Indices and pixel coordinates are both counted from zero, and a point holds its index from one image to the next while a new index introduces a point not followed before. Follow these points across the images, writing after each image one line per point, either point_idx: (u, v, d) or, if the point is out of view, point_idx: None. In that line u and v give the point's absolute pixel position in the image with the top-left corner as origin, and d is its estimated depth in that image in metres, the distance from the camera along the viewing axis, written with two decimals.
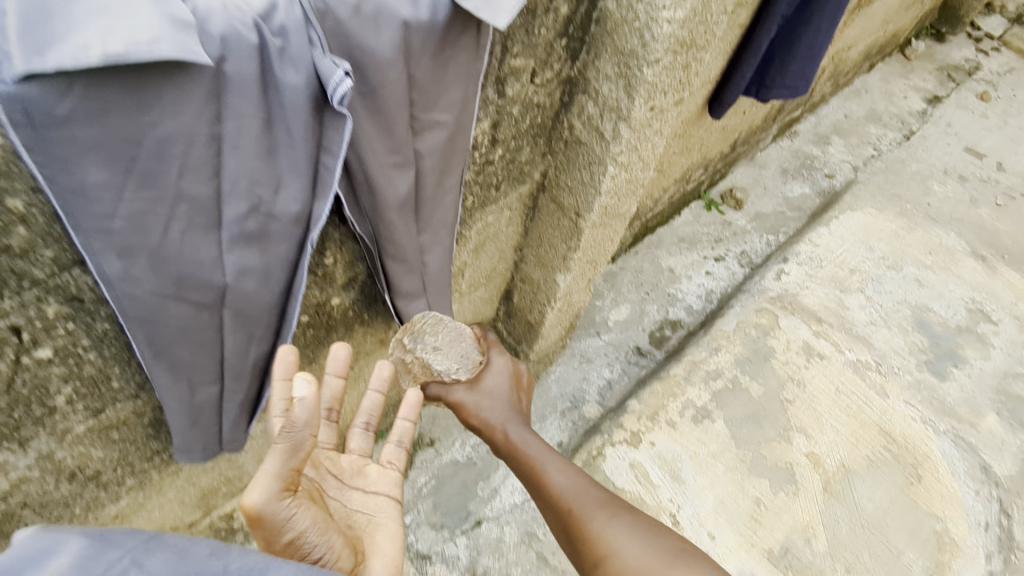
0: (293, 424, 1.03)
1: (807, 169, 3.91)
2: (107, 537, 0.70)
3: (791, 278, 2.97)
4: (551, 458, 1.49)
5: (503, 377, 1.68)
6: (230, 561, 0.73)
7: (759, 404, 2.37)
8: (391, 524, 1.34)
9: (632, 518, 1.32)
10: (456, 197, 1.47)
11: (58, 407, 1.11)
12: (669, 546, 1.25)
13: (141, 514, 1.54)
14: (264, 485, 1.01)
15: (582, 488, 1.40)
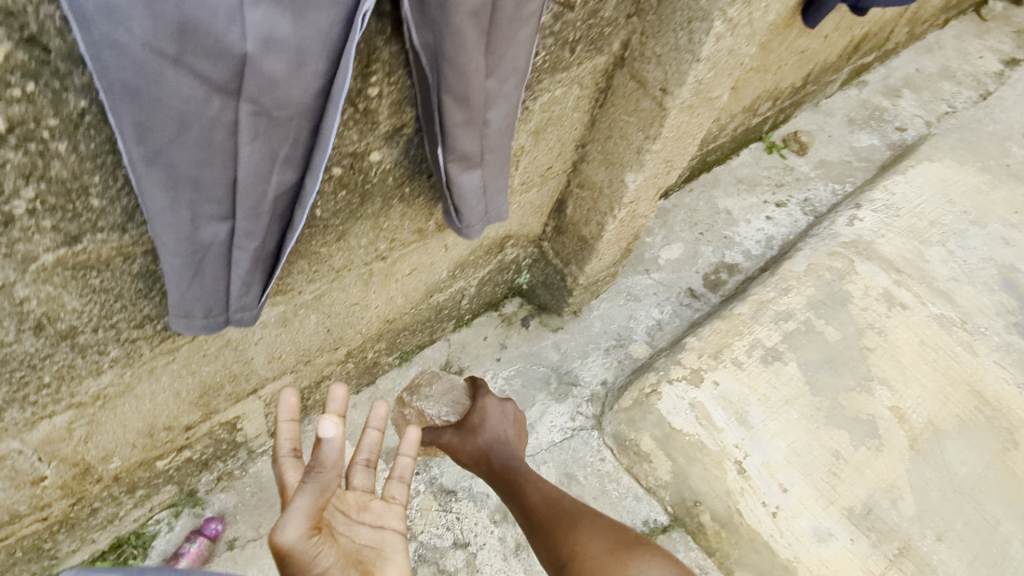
0: (323, 464, 1.06)
1: (876, 120, 3.56)
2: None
3: (866, 225, 2.65)
4: (531, 478, 1.69)
5: (499, 411, 1.89)
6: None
7: (836, 350, 2.09)
8: (399, 556, 1.19)
9: (597, 520, 1.46)
10: (535, 32, 1.16)
11: (18, 220, 0.84)
12: (621, 532, 1.42)
13: (128, 401, 1.30)
14: (293, 524, 0.98)
15: (556, 503, 1.57)
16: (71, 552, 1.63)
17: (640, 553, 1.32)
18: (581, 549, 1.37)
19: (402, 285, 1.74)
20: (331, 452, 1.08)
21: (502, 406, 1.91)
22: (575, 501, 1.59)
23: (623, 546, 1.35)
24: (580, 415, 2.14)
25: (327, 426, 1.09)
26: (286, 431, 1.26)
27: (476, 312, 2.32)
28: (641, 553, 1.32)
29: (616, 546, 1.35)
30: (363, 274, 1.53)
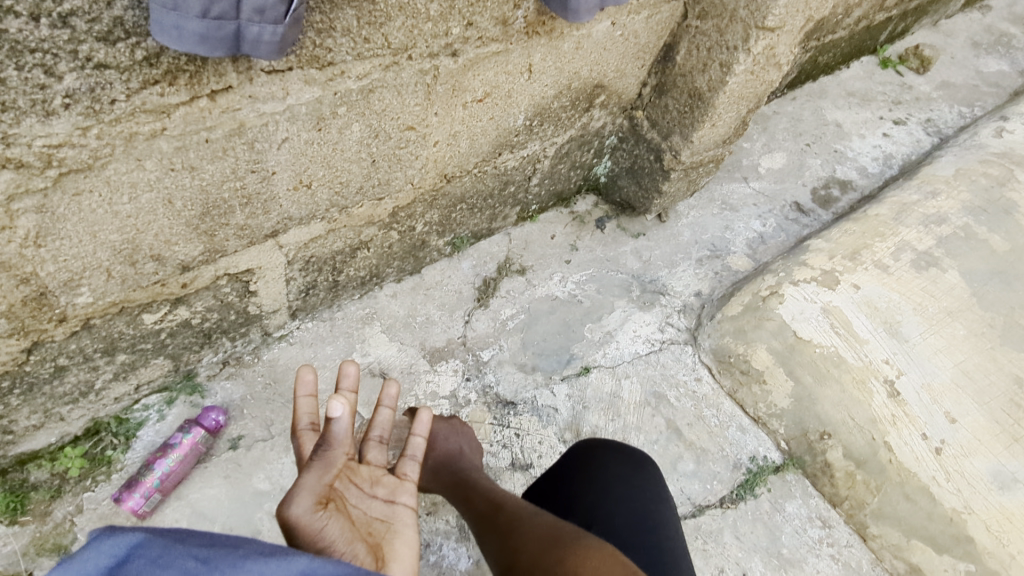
0: (334, 436, 0.81)
1: (1004, 47, 3.06)
2: (167, 533, 0.56)
3: (1018, 137, 2.17)
4: (490, 483, 1.24)
5: (453, 430, 1.37)
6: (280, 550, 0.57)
7: (1006, 261, 1.61)
8: (411, 533, 0.81)
9: (541, 531, 1.01)
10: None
11: None
12: (574, 540, 0.96)
13: (98, 189, 0.92)
14: (297, 495, 0.73)
15: (497, 511, 1.12)
16: (32, 429, 1.27)
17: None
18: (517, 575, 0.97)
19: (469, 118, 1.33)
20: (341, 429, 0.82)
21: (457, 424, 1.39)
22: (523, 501, 1.14)
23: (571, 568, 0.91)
24: (671, 326, 1.71)
25: (338, 397, 0.80)
26: (307, 407, 0.89)
27: (543, 204, 1.92)
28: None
29: (555, 564, 0.93)
30: (425, 74, 1.14)
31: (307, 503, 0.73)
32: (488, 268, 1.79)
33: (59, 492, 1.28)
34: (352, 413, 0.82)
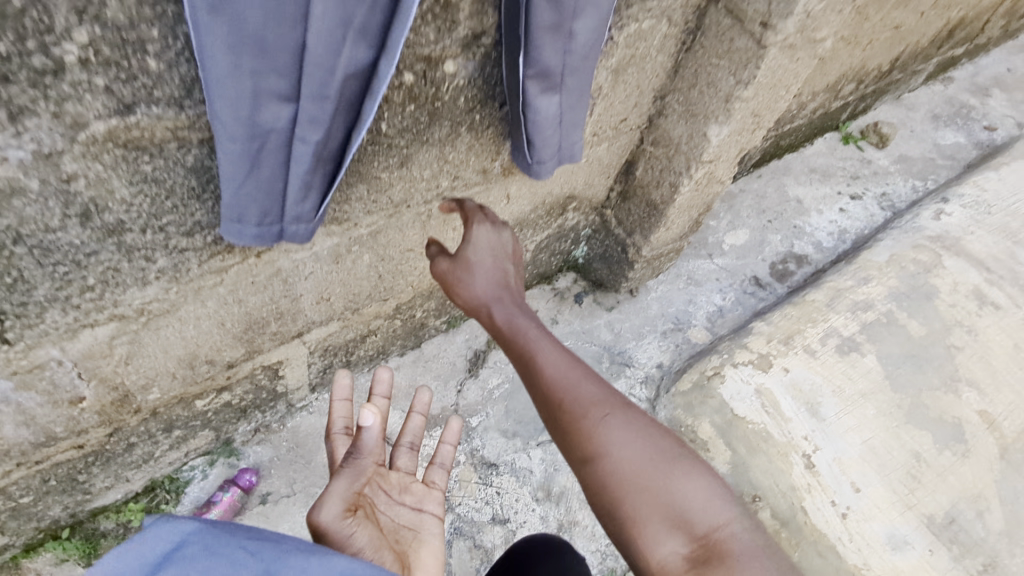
0: (363, 447, 1.01)
1: (963, 118, 3.32)
2: (219, 522, 0.67)
3: (953, 220, 2.45)
4: (547, 339, 1.12)
5: (494, 238, 1.30)
6: (317, 557, 0.65)
7: (920, 345, 1.91)
8: (435, 541, 1.02)
9: (639, 433, 0.99)
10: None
11: (69, 71, 0.75)
12: (678, 481, 0.94)
13: (172, 324, 1.22)
14: (327, 502, 0.92)
15: (578, 393, 1.03)
16: (104, 489, 1.55)
17: (708, 538, 0.89)
18: (611, 472, 0.95)
19: (459, 236, 1.64)
20: (370, 440, 1.02)
21: (495, 225, 1.33)
22: (603, 386, 1.05)
23: (682, 515, 0.91)
24: (633, 396, 2.00)
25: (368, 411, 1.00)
26: (341, 409, 1.14)
27: (528, 283, 2.21)
28: (712, 527, 0.90)
29: (660, 472, 0.94)
30: (421, 215, 1.44)
31: (336, 509, 0.92)
32: (478, 341, 2.09)
33: (125, 539, 1.59)
34: (379, 422, 1.01)
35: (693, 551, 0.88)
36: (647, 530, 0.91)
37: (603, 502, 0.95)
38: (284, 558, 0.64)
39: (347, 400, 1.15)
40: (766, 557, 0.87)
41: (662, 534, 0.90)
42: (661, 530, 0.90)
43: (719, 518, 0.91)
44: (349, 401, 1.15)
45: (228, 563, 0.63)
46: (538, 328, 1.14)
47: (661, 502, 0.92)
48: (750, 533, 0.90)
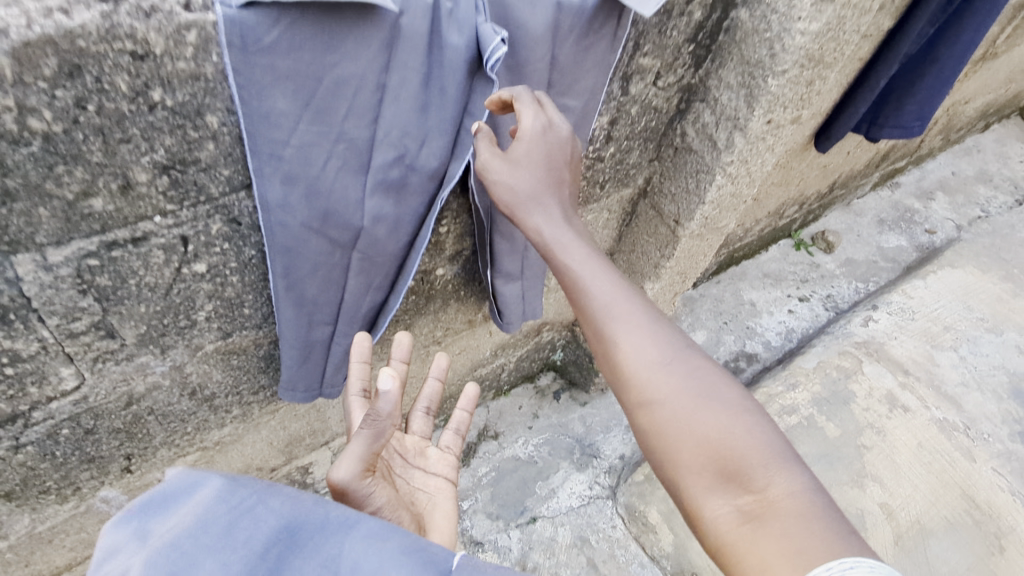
0: (379, 411, 1.04)
1: (906, 223, 3.76)
2: (239, 479, 0.80)
3: (880, 326, 2.86)
4: (601, 274, 1.06)
5: (547, 139, 1.09)
6: (333, 514, 0.79)
7: (835, 445, 2.35)
8: (447, 503, 1.31)
9: (701, 380, 0.96)
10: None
11: (198, 323, 1.22)
12: (737, 435, 0.91)
13: (236, 447, 1.67)
14: (349, 465, 1.04)
15: (639, 329, 1.01)
16: None
17: (766, 494, 0.85)
18: (671, 412, 0.95)
19: (453, 361, 2.09)
20: (387, 404, 1.05)
21: (551, 120, 1.09)
22: (661, 326, 1.02)
23: (738, 471, 0.88)
24: (597, 484, 2.40)
25: (386, 376, 1.02)
26: (358, 373, 1.22)
27: (513, 383, 2.65)
28: (768, 484, 0.86)
29: (723, 421, 0.92)
30: (420, 355, 1.90)
31: (355, 470, 1.05)
32: (470, 434, 2.51)
33: None
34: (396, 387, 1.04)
35: (744, 504, 0.86)
36: (698, 482, 0.91)
37: (657, 449, 0.97)
38: (300, 517, 0.77)
39: (364, 364, 1.24)
40: (830, 521, 0.81)
41: (714, 488, 0.89)
42: (714, 485, 0.89)
43: (781, 477, 0.86)
44: (367, 365, 1.25)
45: (247, 513, 0.75)
46: (591, 258, 1.08)
47: (723, 449, 0.90)
48: (815, 496, 0.84)
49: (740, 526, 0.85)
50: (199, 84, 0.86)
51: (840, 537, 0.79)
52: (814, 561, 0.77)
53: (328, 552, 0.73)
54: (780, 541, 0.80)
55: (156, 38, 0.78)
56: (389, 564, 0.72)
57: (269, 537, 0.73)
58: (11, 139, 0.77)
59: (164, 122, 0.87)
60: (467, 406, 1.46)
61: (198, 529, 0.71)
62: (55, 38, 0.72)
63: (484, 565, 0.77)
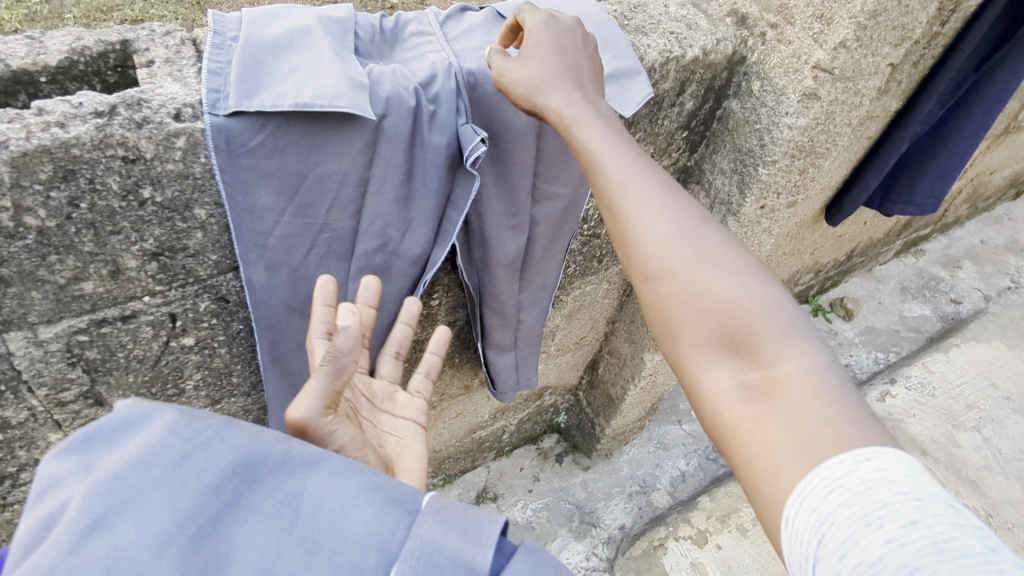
0: (340, 346, 0.99)
1: (930, 291, 3.66)
2: (193, 412, 0.70)
3: (897, 402, 2.77)
4: (612, 139, 0.95)
5: (559, 33, 1.04)
6: (299, 450, 0.70)
7: None
8: (418, 446, 1.17)
9: (711, 251, 0.85)
10: (559, 260, 1.52)
11: (187, 390, 1.26)
12: (753, 310, 0.80)
13: None
14: (309, 402, 0.97)
15: (649, 199, 0.89)
16: None
17: (776, 372, 0.75)
18: (676, 285, 0.84)
19: (449, 424, 2.10)
20: (348, 338, 1.00)
21: (560, 21, 1.06)
22: (674, 196, 0.90)
23: (748, 347, 0.78)
24: (595, 555, 2.32)
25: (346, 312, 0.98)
26: (322, 314, 1.05)
27: (515, 444, 2.63)
28: (778, 361, 0.76)
29: (729, 292, 0.82)
30: None
31: (316, 406, 0.98)
32: (469, 495, 2.49)
33: None
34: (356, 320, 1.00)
35: (750, 381, 0.76)
36: (702, 355, 0.81)
37: (658, 321, 0.87)
38: (262, 454, 0.68)
39: (330, 306, 1.05)
40: (847, 403, 0.71)
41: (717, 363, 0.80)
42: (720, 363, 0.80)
43: (793, 354, 0.76)
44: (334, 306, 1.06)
45: (201, 448, 0.66)
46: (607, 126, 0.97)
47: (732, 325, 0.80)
48: (834, 377, 0.74)
49: (744, 404, 0.75)
50: (187, 182, 0.91)
51: (859, 425, 0.69)
52: (827, 454, 0.66)
53: (287, 492, 0.66)
54: (789, 424, 0.70)
55: (146, 144, 0.83)
56: (352, 505, 0.65)
57: (224, 473, 0.65)
58: (7, 233, 0.83)
59: (153, 216, 0.92)
60: (438, 349, 1.25)
61: (146, 463, 0.63)
62: (51, 147, 0.78)
63: (450, 510, 0.67)
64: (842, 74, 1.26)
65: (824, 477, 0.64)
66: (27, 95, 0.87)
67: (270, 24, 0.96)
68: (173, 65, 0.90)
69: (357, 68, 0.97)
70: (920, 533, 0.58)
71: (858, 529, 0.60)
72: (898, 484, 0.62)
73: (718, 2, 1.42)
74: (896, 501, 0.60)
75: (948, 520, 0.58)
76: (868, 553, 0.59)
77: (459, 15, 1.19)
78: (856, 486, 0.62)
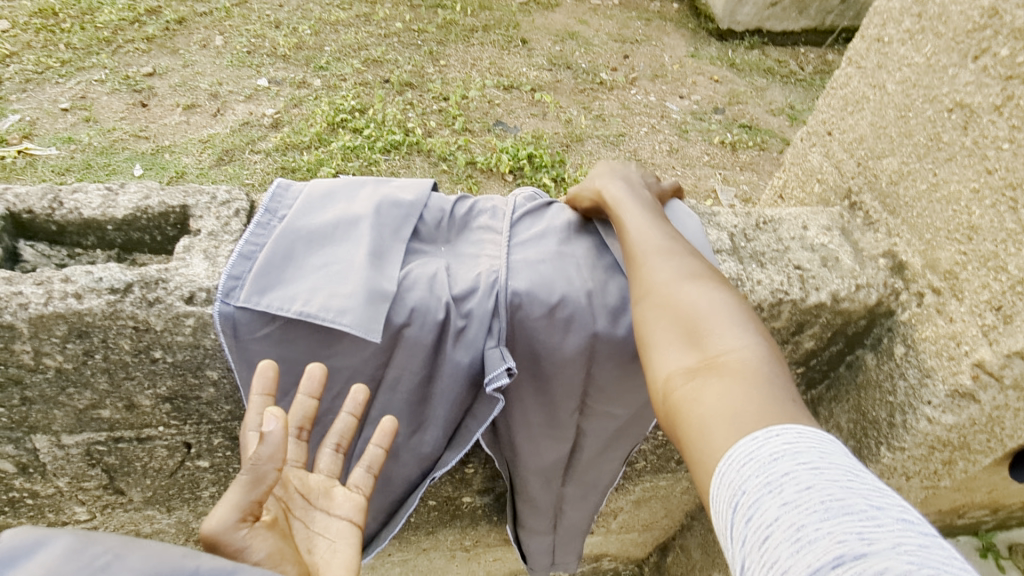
0: (261, 454, 0.72)
1: None
2: (89, 535, 0.56)
3: None
4: (641, 209, 1.01)
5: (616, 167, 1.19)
6: (208, 564, 0.57)
7: None
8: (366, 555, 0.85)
9: (692, 269, 0.84)
10: (617, 469, 1.30)
11: (203, 497, 1.23)
12: (718, 312, 0.74)
13: None
14: (222, 514, 0.71)
15: (654, 237, 0.93)
16: None
17: (720, 357, 0.67)
18: (651, 292, 0.83)
19: (486, 565, 1.87)
20: (274, 445, 0.73)
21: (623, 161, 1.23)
22: (676, 240, 0.92)
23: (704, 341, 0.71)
24: None
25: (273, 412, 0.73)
26: (257, 407, 0.80)
27: None
28: (725, 348, 0.68)
29: (693, 290, 0.79)
30: (447, 555, 1.75)
31: (229, 519, 0.71)
32: None
33: None
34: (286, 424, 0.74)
35: (697, 367, 0.68)
36: (664, 349, 0.74)
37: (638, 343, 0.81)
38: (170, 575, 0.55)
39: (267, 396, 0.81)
40: (780, 391, 0.61)
41: (675, 353, 0.72)
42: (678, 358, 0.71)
43: (741, 341, 0.68)
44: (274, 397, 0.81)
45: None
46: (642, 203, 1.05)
47: (687, 318, 0.75)
48: (780, 371, 0.64)
49: (686, 384, 0.67)
50: (198, 349, 0.90)
51: (784, 408, 0.58)
52: (744, 427, 0.57)
53: None
54: (713, 402, 0.62)
55: (156, 320, 0.84)
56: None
57: None
58: (29, 367, 0.87)
59: (166, 370, 0.92)
60: (383, 443, 0.89)
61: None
62: (65, 314, 0.81)
63: None
64: (1015, 383, 0.96)
65: (738, 447, 0.55)
66: (95, 237, 0.94)
67: (324, 211, 0.96)
68: (214, 239, 0.92)
69: (389, 269, 0.92)
70: (812, 496, 0.47)
71: (763, 493, 0.49)
72: (802, 455, 0.51)
73: (876, 234, 1.16)
74: (796, 468, 0.50)
75: (841, 481, 0.48)
76: (764, 513, 0.48)
77: (540, 211, 1.11)
78: (763, 457, 0.52)
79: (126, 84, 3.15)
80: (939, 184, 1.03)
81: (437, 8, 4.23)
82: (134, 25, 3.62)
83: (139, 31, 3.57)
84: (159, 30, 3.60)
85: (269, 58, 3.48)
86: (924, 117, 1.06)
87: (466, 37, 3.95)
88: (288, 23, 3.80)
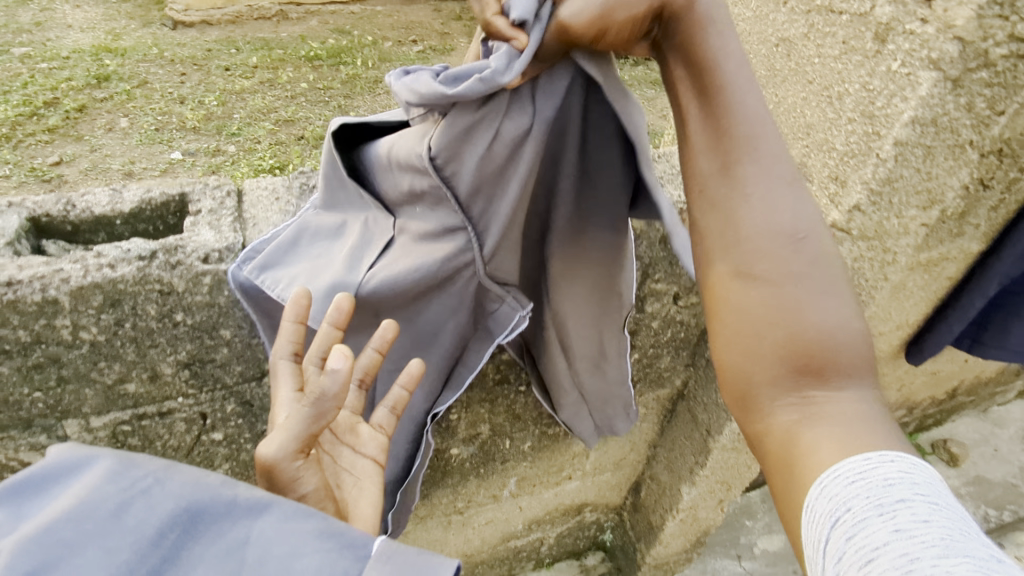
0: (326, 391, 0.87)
1: None
2: (137, 459, 0.70)
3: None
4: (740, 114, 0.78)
5: None
6: (244, 494, 0.68)
7: None
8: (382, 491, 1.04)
9: (810, 261, 0.73)
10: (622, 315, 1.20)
11: None
12: (840, 340, 0.70)
13: None
14: (283, 444, 0.87)
15: (763, 186, 0.76)
16: None
17: (836, 396, 0.68)
18: (757, 280, 0.74)
19: (479, 530, 2.03)
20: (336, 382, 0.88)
21: None
22: (794, 198, 0.76)
23: (817, 370, 0.69)
24: None
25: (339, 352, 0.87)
26: (290, 333, 0.95)
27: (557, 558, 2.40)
28: (839, 391, 0.68)
29: (818, 296, 0.71)
30: (442, 521, 1.89)
31: (288, 451, 0.87)
32: None
33: None
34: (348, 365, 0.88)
35: (812, 403, 0.68)
36: (766, 368, 0.72)
37: (731, 319, 0.76)
38: (205, 501, 0.67)
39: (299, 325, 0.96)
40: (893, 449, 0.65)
41: (788, 371, 0.70)
42: (777, 381, 0.71)
43: (851, 388, 0.68)
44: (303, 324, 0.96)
45: (142, 495, 0.66)
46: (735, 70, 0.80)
47: (811, 336, 0.70)
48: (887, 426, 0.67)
49: (797, 417, 0.68)
50: (214, 308, 1.06)
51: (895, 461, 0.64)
52: (855, 451, 0.63)
53: (222, 543, 0.64)
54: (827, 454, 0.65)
55: (179, 280, 1.01)
56: (302, 553, 0.63)
57: (162, 519, 0.64)
58: (66, 343, 1.01)
59: (186, 334, 1.07)
60: (408, 385, 1.06)
61: (83, 516, 0.63)
62: (101, 283, 0.97)
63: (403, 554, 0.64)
64: (863, 234, 1.25)
65: (847, 469, 0.62)
66: (105, 233, 1.09)
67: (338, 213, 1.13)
68: (215, 215, 1.10)
69: (366, 260, 1.04)
70: (930, 529, 0.54)
71: (871, 515, 0.57)
72: (917, 487, 0.59)
73: None
74: (912, 499, 0.57)
75: (957, 527, 0.55)
76: (874, 537, 0.55)
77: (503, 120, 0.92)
78: (876, 481, 0.59)
79: (33, 175, 3.16)
80: (781, 101, 1.33)
81: (339, 65, 4.49)
82: (33, 118, 3.62)
83: (38, 123, 3.58)
84: (60, 120, 3.62)
85: (179, 132, 3.61)
86: (760, 54, 1.37)
87: (371, 89, 4.22)
88: (193, 97, 3.94)
